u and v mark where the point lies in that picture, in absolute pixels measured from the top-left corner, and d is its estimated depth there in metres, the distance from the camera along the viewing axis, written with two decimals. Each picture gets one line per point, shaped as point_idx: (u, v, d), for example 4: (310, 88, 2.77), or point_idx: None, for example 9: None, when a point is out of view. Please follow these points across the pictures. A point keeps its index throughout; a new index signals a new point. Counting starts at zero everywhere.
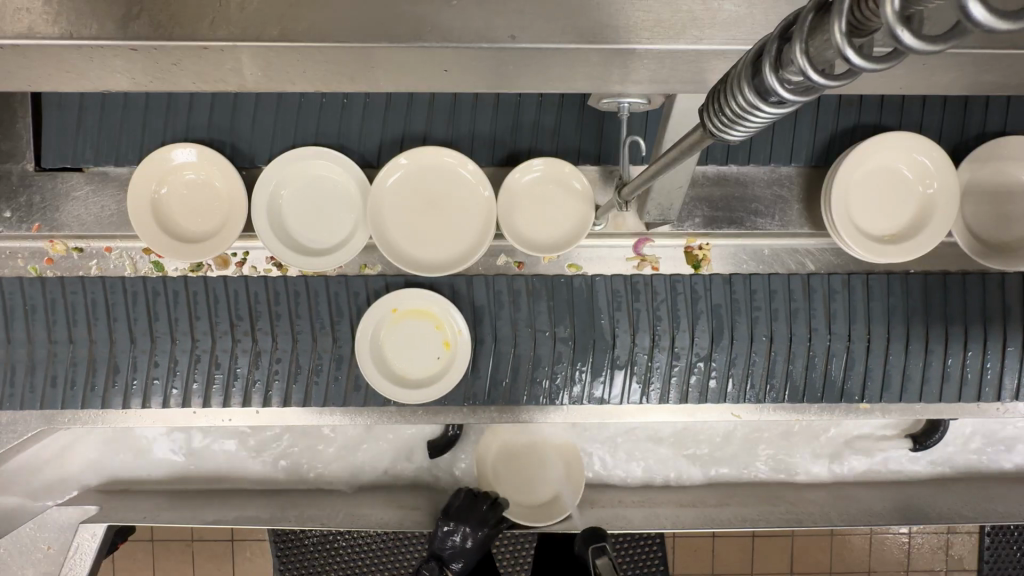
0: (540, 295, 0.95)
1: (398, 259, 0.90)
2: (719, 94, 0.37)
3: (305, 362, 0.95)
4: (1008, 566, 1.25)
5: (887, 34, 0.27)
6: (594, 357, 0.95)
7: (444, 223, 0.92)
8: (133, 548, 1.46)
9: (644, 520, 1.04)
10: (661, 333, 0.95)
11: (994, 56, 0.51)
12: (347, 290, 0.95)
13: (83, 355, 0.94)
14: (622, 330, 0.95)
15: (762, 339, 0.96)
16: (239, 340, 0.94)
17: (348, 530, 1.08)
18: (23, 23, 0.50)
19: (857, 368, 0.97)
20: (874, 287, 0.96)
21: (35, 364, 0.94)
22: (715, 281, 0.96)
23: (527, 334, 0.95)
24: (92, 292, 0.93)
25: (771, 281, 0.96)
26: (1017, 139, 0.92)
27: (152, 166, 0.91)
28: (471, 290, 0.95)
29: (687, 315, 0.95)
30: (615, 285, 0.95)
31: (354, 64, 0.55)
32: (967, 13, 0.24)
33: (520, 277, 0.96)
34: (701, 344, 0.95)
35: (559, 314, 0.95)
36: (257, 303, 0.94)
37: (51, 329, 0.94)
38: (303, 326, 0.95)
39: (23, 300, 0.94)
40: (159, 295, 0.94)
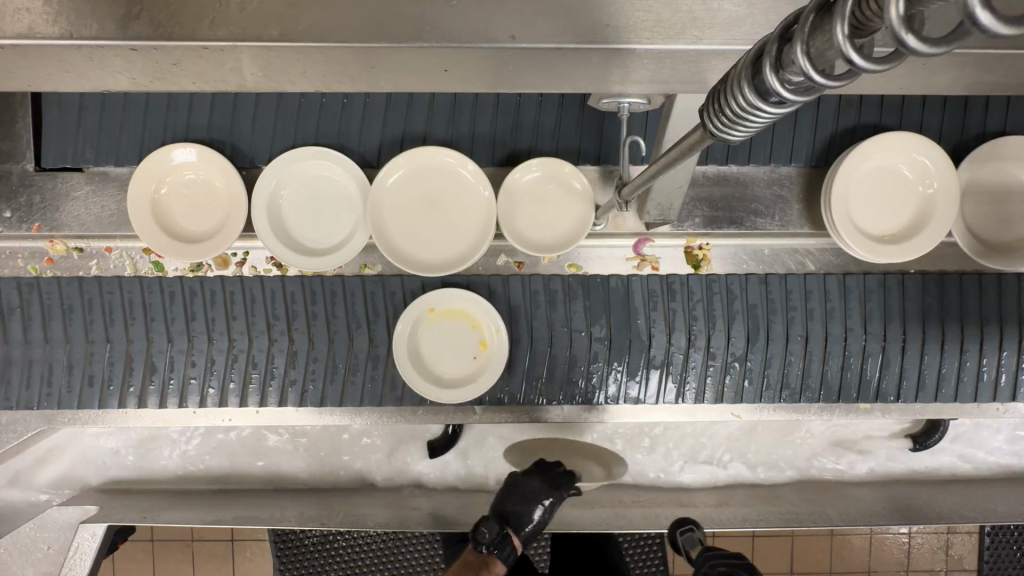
0: (577, 294, 0.96)
1: (398, 258, 0.90)
2: (719, 94, 0.37)
3: (341, 362, 0.96)
4: (1008, 566, 1.25)
5: (891, 35, 0.27)
6: (630, 356, 0.95)
7: (444, 224, 0.92)
8: (133, 548, 1.47)
9: (644, 520, 1.05)
10: (697, 333, 0.95)
11: (995, 56, 0.51)
12: (383, 289, 0.95)
13: (120, 355, 0.94)
14: (659, 329, 0.95)
15: (798, 339, 0.95)
16: (276, 340, 0.95)
17: (348, 530, 1.08)
18: (23, 23, 0.50)
19: (893, 368, 0.97)
20: (910, 287, 0.96)
21: (72, 364, 0.94)
22: (752, 281, 0.96)
23: (564, 334, 0.95)
24: (129, 292, 0.94)
25: (807, 280, 0.96)
26: (1016, 139, 0.92)
27: (152, 166, 0.91)
28: (507, 290, 0.96)
29: (723, 316, 0.95)
30: (652, 286, 0.96)
31: (354, 64, 0.55)
32: (972, 18, 0.25)
33: (557, 277, 0.96)
34: (737, 344, 0.95)
35: (595, 315, 0.95)
36: (294, 303, 0.94)
37: (88, 328, 0.94)
38: (339, 326, 0.95)
39: (59, 299, 0.94)
40: (196, 295, 0.94)
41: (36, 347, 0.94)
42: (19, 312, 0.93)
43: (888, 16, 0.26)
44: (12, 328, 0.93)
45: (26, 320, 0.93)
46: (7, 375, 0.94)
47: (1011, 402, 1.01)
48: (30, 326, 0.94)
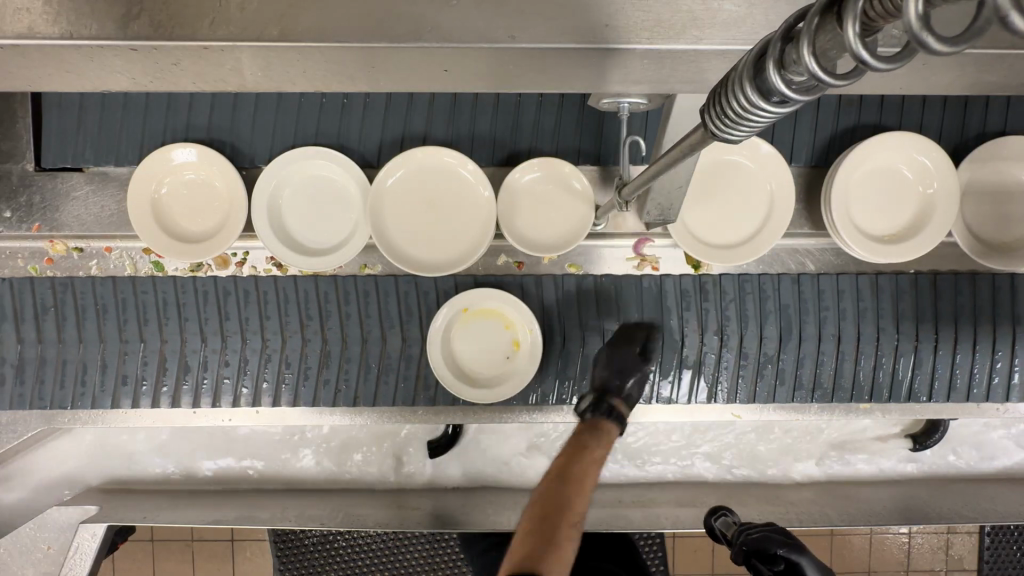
0: (608, 295, 0.96)
1: (397, 258, 0.90)
2: (719, 96, 0.37)
3: (373, 362, 0.96)
4: (1008, 566, 1.25)
5: (907, 35, 0.26)
6: (663, 356, 0.96)
7: (444, 224, 0.92)
8: (133, 548, 1.47)
9: (644, 521, 1.04)
10: (730, 333, 0.96)
11: (995, 56, 0.51)
12: (416, 289, 0.95)
13: (153, 355, 0.95)
14: (691, 330, 0.95)
15: (830, 339, 0.96)
16: (310, 340, 0.95)
17: (347, 530, 1.08)
18: (23, 23, 0.50)
19: (925, 369, 0.97)
20: (942, 286, 0.96)
21: (106, 364, 0.95)
22: (785, 281, 0.96)
23: (596, 333, 0.96)
24: (162, 291, 0.94)
25: (839, 280, 0.96)
26: (1015, 140, 0.93)
27: (152, 166, 0.91)
28: (540, 289, 0.96)
29: (756, 317, 0.96)
30: (685, 285, 0.96)
31: (355, 65, 0.55)
32: (1002, 20, 0.24)
33: (589, 277, 0.96)
34: (770, 344, 0.96)
35: (627, 315, 0.96)
36: (328, 302, 0.95)
37: (123, 327, 0.94)
38: (372, 326, 0.95)
39: (93, 299, 0.94)
40: (230, 294, 0.94)
41: (71, 346, 0.94)
42: (53, 310, 0.94)
43: (907, 18, 0.26)
44: (45, 326, 0.94)
45: (61, 318, 0.94)
46: (22, 371, 0.95)
47: (1011, 403, 1.01)
48: (65, 325, 0.94)
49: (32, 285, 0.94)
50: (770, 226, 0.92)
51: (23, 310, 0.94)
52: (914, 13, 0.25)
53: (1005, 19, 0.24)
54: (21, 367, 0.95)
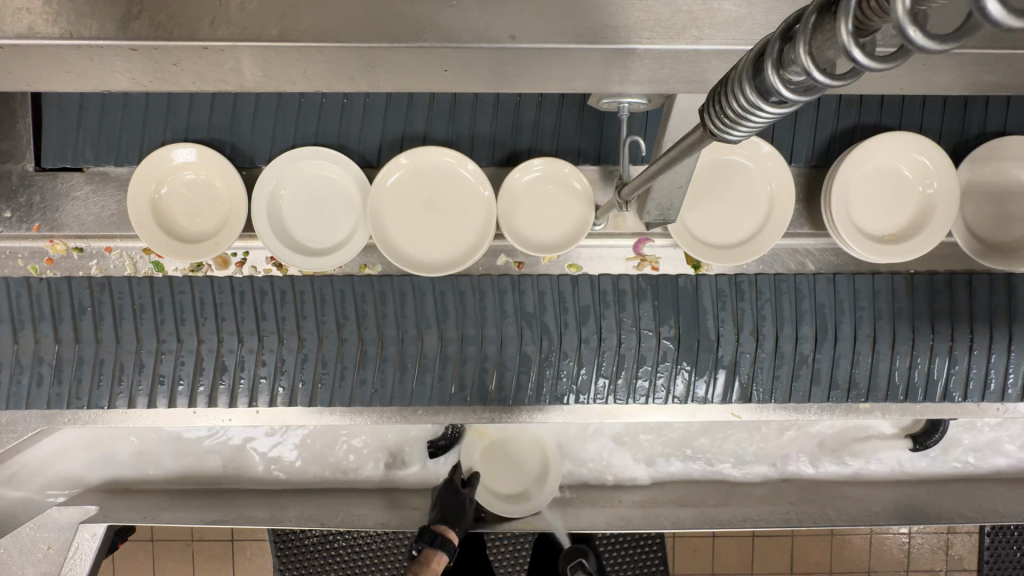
0: (645, 295, 0.96)
1: (398, 257, 0.90)
2: (719, 96, 0.37)
3: (410, 361, 0.96)
4: (1008, 566, 1.25)
5: (896, 32, 0.26)
6: (699, 356, 0.96)
7: (445, 224, 0.92)
8: (133, 548, 1.46)
9: (645, 520, 1.05)
10: (766, 334, 0.96)
11: (994, 56, 0.51)
12: (453, 288, 0.95)
13: (191, 354, 0.94)
14: (727, 329, 0.95)
15: (866, 339, 0.96)
16: (346, 340, 0.95)
17: (347, 530, 1.08)
18: (23, 23, 0.50)
19: (959, 369, 0.97)
20: (978, 287, 0.96)
21: (142, 365, 0.94)
22: (820, 280, 0.96)
23: (632, 333, 0.95)
24: (200, 290, 0.94)
25: (875, 280, 0.96)
26: (1015, 140, 0.93)
27: (152, 166, 0.91)
28: (576, 291, 0.96)
29: (791, 317, 0.96)
30: (720, 285, 0.96)
31: (354, 65, 0.55)
32: (982, 11, 0.24)
33: (626, 277, 0.96)
34: (805, 344, 0.96)
35: (664, 314, 0.95)
36: (364, 303, 0.95)
37: (160, 327, 0.94)
38: (408, 326, 0.95)
39: (131, 299, 0.94)
40: (267, 294, 0.94)
41: (108, 346, 0.94)
42: (90, 311, 0.94)
43: (895, 14, 0.26)
44: (83, 326, 0.94)
45: (98, 318, 0.94)
46: (24, 370, 0.94)
47: (1011, 403, 1.01)
48: (103, 324, 0.94)
49: (70, 285, 0.93)
50: (769, 227, 0.92)
51: (60, 309, 0.94)
52: (902, 6, 0.25)
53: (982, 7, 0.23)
54: (25, 366, 0.94)
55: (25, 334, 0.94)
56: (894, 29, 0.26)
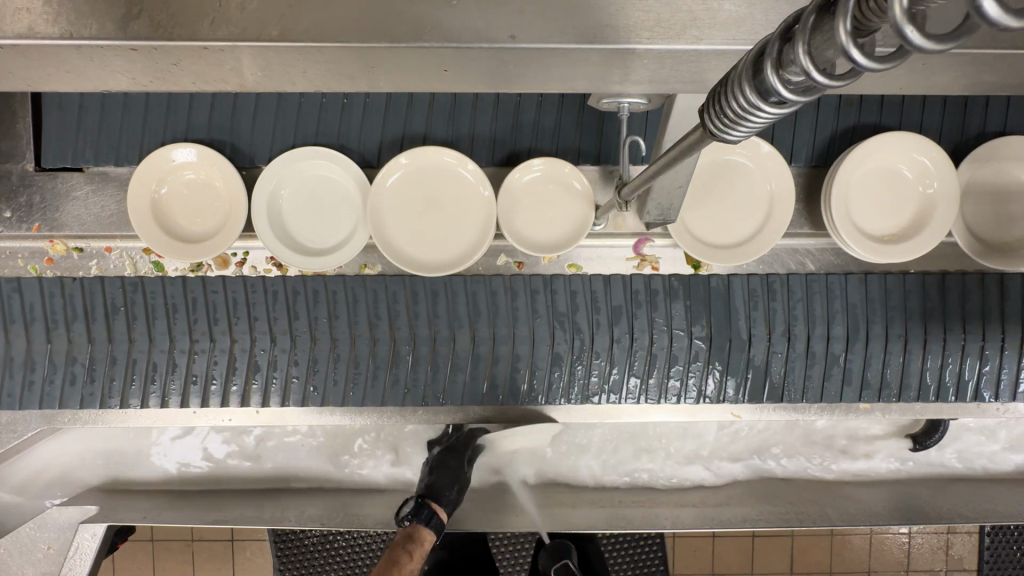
0: (677, 295, 0.96)
1: (398, 257, 0.90)
2: (719, 95, 0.37)
3: (442, 361, 0.96)
4: (1008, 566, 1.25)
5: (894, 33, 0.26)
6: (730, 357, 0.96)
7: (445, 224, 0.92)
8: (133, 547, 1.46)
9: (644, 520, 1.05)
10: (798, 334, 0.96)
11: (994, 56, 0.51)
12: (485, 287, 0.95)
13: (224, 354, 0.95)
14: (759, 329, 0.95)
15: (898, 338, 0.96)
16: (378, 339, 0.95)
17: (347, 530, 1.08)
18: (23, 23, 0.50)
19: (991, 370, 0.97)
20: (1011, 286, 0.96)
21: (176, 365, 0.94)
22: (852, 280, 0.96)
23: (664, 333, 0.95)
24: (233, 290, 0.94)
25: (906, 280, 0.96)
26: (1015, 140, 0.93)
27: (152, 166, 0.91)
28: (609, 291, 0.96)
29: (824, 317, 0.96)
30: (753, 284, 0.96)
31: (355, 65, 0.55)
32: (978, 12, 0.24)
33: (658, 277, 0.96)
34: (837, 344, 0.96)
35: (696, 314, 0.95)
36: (396, 303, 0.95)
37: (193, 326, 0.94)
38: (440, 325, 0.95)
39: (164, 299, 0.94)
40: (299, 294, 0.94)
41: (141, 345, 0.94)
42: (123, 310, 0.94)
43: (894, 15, 0.26)
44: (116, 326, 0.94)
45: (131, 317, 0.93)
46: (25, 368, 0.94)
47: (1011, 403, 1.01)
48: (135, 324, 0.94)
49: (103, 285, 0.93)
50: (769, 227, 0.92)
51: (94, 309, 0.94)
52: (898, 8, 0.25)
53: (978, 7, 0.23)
54: (25, 365, 0.94)
55: (59, 334, 0.94)
56: (893, 30, 0.26)
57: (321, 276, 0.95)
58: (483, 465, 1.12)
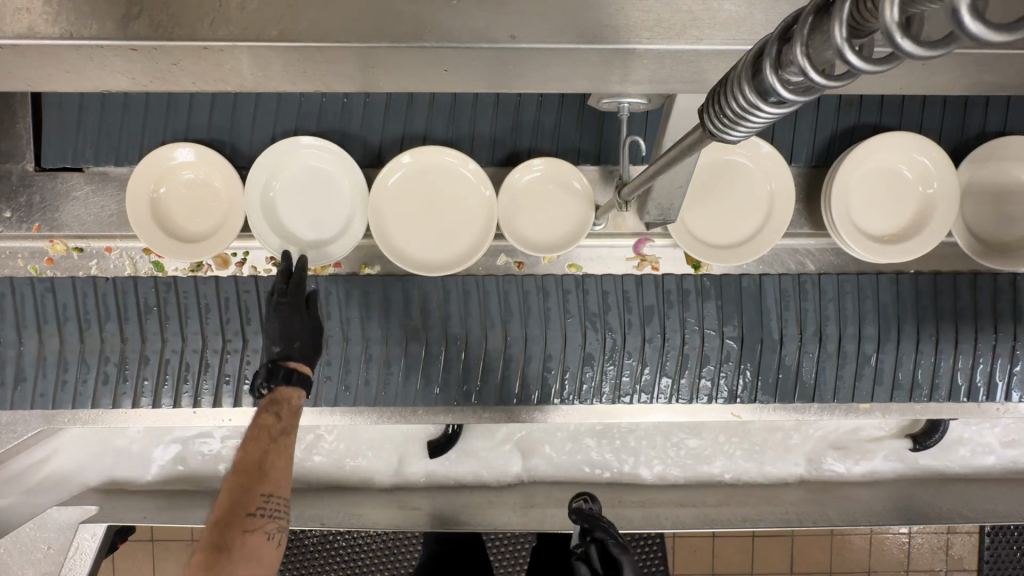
0: (709, 294, 0.96)
1: (400, 258, 0.90)
2: (719, 95, 0.37)
3: (475, 361, 0.96)
4: (1008, 566, 1.25)
5: (887, 39, 0.26)
6: (762, 357, 0.97)
7: (445, 224, 0.92)
8: (133, 548, 1.46)
9: (644, 520, 1.05)
10: (829, 334, 0.96)
11: (994, 56, 0.51)
12: (517, 287, 0.96)
13: (256, 353, 0.96)
14: (791, 329, 0.96)
15: (929, 339, 0.97)
16: (411, 340, 0.96)
17: (347, 530, 1.08)
18: (23, 23, 0.50)
19: (1021, 370, 0.98)
20: None
21: (208, 365, 0.96)
22: (883, 281, 0.97)
23: (696, 333, 0.96)
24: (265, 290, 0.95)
25: (937, 280, 0.97)
26: (1015, 140, 0.93)
27: (150, 166, 0.91)
28: (641, 291, 0.96)
29: (854, 317, 0.96)
30: (784, 284, 0.97)
31: (354, 65, 0.55)
32: (962, 27, 0.24)
33: (690, 277, 0.96)
34: (868, 344, 0.97)
35: (727, 314, 0.96)
36: (428, 304, 0.95)
37: (225, 326, 0.95)
38: (473, 325, 0.96)
39: (197, 299, 0.95)
40: (331, 293, 0.95)
41: (174, 345, 0.95)
42: (156, 310, 0.95)
43: (885, 21, 0.26)
44: (149, 326, 0.95)
45: (163, 317, 0.95)
46: (28, 368, 0.95)
47: (1011, 403, 1.01)
48: (168, 324, 0.95)
49: (136, 285, 0.94)
50: (768, 227, 0.92)
51: (126, 309, 0.94)
52: (890, 16, 0.25)
53: (961, 24, 0.24)
54: (29, 364, 0.95)
55: (91, 334, 0.95)
56: (885, 38, 0.26)
57: (342, 276, 0.96)
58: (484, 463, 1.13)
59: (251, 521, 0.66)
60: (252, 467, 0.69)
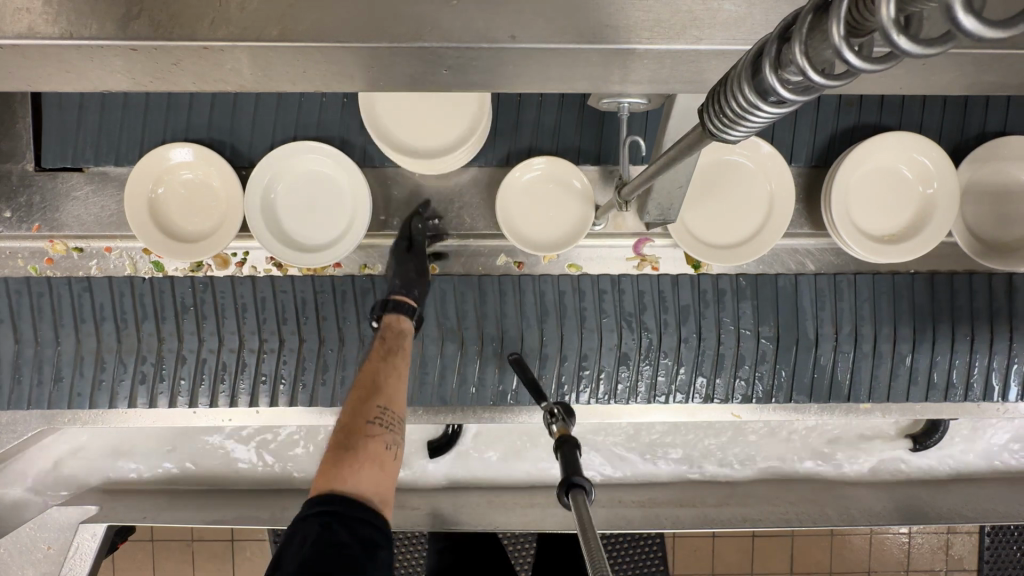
0: (745, 294, 0.96)
1: (384, 141, 0.87)
2: (719, 94, 0.37)
3: (511, 360, 0.96)
4: (1008, 566, 1.25)
5: (886, 38, 0.27)
6: (797, 358, 0.97)
7: (436, 117, 0.90)
8: (133, 548, 1.46)
9: (644, 520, 1.04)
10: (864, 334, 0.96)
11: (993, 56, 0.51)
12: (553, 287, 0.96)
13: (293, 354, 0.96)
14: (826, 328, 0.96)
15: (964, 340, 0.97)
16: (447, 340, 0.96)
17: None
18: (23, 23, 0.50)
19: None
20: None
21: (244, 365, 0.96)
22: (918, 280, 0.96)
23: (731, 333, 0.96)
24: (302, 291, 0.95)
25: (972, 280, 0.97)
26: (1015, 140, 0.93)
27: (147, 165, 0.91)
28: (676, 291, 0.96)
29: (889, 317, 0.96)
30: (820, 284, 0.97)
31: (355, 66, 0.55)
32: (958, 26, 0.24)
33: (727, 276, 0.96)
34: (903, 344, 0.97)
35: (763, 314, 0.96)
36: (464, 303, 0.96)
37: (262, 326, 0.95)
38: (509, 325, 0.96)
39: (234, 298, 0.95)
40: (368, 293, 0.95)
41: (211, 345, 0.95)
42: (193, 310, 0.95)
43: (883, 21, 0.26)
44: (186, 325, 0.95)
45: (200, 317, 0.95)
46: (27, 369, 0.95)
47: (1011, 403, 1.01)
48: (205, 323, 0.95)
49: (172, 284, 0.94)
50: (769, 227, 0.92)
51: (163, 308, 0.94)
52: (887, 15, 0.25)
53: (957, 22, 0.24)
54: (29, 365, 0.95)
55: (128, 333, 0.95)
56: (883, 38, 0.26)
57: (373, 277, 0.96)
58: (484, 462, 1.14)
59: (370, 428, 0.73)
60: (367, 385, 0.79)
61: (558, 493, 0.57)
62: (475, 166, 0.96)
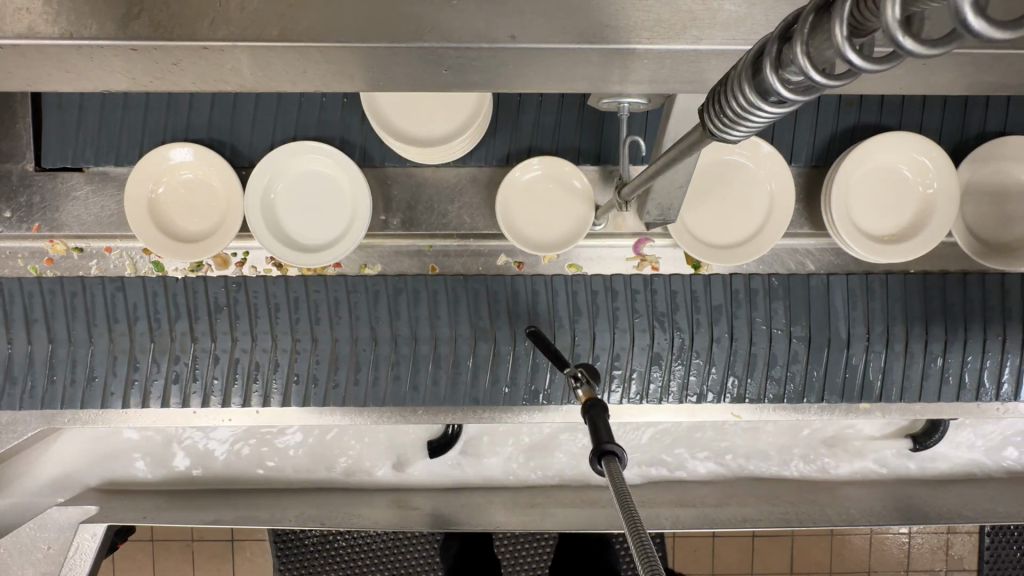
0: (778, 294, 0.96)
1: (378, 124, 0.87)
2: (719, 95, 0.37)
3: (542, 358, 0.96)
4: (1008, 566, 1.24)
5: (889, 38, 0.27)
6: (830, 357, 0.96)
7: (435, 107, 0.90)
8: (133, 548, 1.46)
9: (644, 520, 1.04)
10: (897, 334, 0.96)
11: (992, 56, 0.51)
12: (586, 287, 0.96)
13: (325, 354, 0.95)
14: (859, 328, 0.96)
15: (996, 339, 0.97)
16: (480, 339, 0.95)
17: (347, 530, 1.08)
18: (23, 23, 0.50)
19: None
20: None
21: (278, 364, 0.96)
22: (950, 280, 0.96)
23: (763, 334, 0.96)
24: (335, 291, 0.95)
25: (1004, 280, 0.96)
26: (1014, 140, 0.93)
27: (148, 165, 0.91)
28: (709, 291, 0.96)
29: (921, 317, 0.96)
30: (852, 284, 0.96)
31: (355, 66, 0.54)
32: (962, 26, 0.24)
33: (758, 276, 0.96)
34: (936, 344, 0.96)
35: (796, 314, 0.96)
36: (497, 304, 0.95)
37: (295, 326, 0.95)
38: (542, 325, 0.95)
39: (267, 299, 0.95)
40: (399, 293, 0.95)
41: (244, 345, 0.95)
42: (226, 310, 0.94)
43: (886, 21, 0.26)
44: (219, 325, 0.94)
45: (234, 317, 0.94)
46: (26, 370, 0.95)
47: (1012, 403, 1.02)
48: (238, 323, 0.95)
49: (206, 284, 0.94)
50: (769, 227, 0.92)
51: (196, 308, 0.94)
52: (891, 15, 0.25)
53: (962, 22, 0.24)
54: (28, 365, 0.95)
55: (161, 333, 0.95)
56: (887, 37, 0.26)
57: (406, 276, 0.96)
58: (485, 462, 1.14)
59: None
60: None
61: (591, 460, 0.46)
62: (474, 166, 0.96)
